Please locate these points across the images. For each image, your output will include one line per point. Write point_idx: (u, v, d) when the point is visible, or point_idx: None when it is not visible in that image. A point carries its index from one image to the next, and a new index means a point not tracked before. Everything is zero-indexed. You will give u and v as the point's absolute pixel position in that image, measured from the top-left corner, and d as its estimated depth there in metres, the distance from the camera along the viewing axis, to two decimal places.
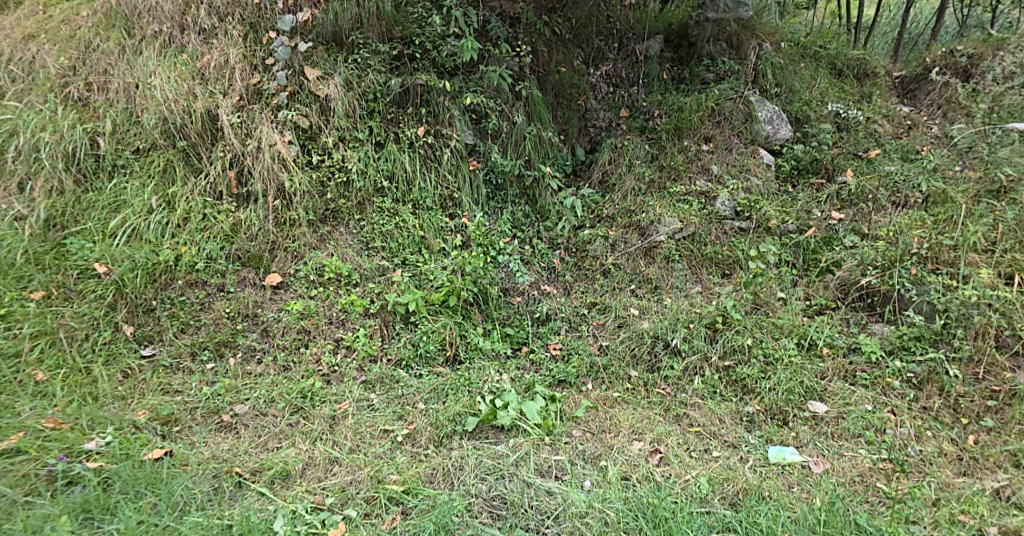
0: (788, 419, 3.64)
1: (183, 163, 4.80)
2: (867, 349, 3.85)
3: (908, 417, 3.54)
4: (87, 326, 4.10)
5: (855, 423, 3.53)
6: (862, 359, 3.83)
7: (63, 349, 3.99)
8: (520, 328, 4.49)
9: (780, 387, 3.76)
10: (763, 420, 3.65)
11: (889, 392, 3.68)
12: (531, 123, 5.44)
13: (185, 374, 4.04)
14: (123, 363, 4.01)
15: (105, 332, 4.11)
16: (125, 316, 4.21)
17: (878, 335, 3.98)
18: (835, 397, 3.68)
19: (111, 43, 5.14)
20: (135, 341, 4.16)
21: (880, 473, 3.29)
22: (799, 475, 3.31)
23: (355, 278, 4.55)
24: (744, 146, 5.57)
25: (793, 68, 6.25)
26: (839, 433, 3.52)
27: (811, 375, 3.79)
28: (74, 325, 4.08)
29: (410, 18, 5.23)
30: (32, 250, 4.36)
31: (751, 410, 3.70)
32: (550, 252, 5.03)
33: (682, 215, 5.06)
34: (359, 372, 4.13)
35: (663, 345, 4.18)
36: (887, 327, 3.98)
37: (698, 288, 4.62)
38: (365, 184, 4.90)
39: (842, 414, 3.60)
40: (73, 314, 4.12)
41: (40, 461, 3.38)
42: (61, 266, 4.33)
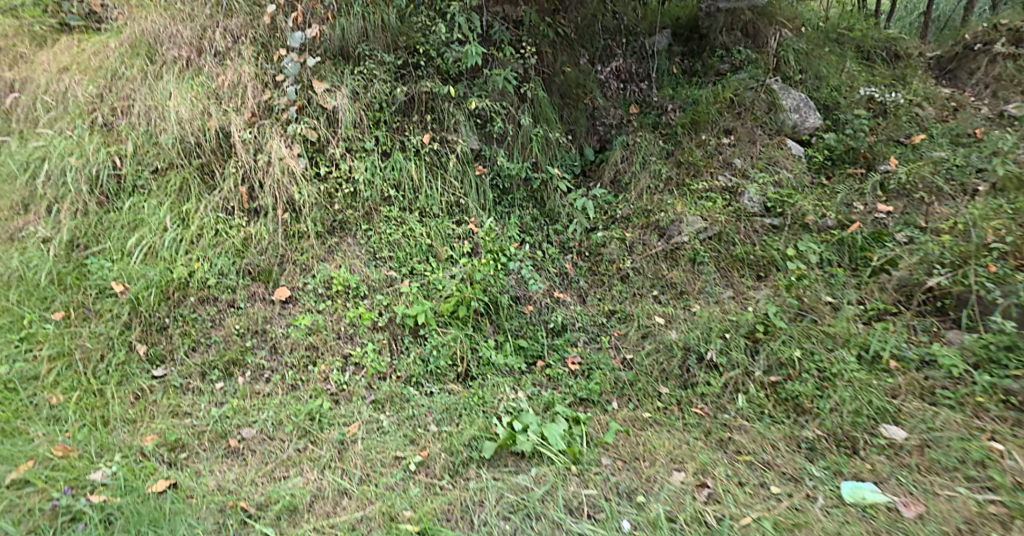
0: (858, 447, 3.15)
1: (199, 181, 4.33)
2: (946, 363, 3.37)
3: (1014, 445, 2.95)
4: (102, 346, 3.67)
5: (949, 454, 2.99)
6: (942, 375, 3.34)
7: (78, 372, 3.57)
8: (535, 339, 4.06)
9: (844, 407, 3.30)
10: (826, 448, 3.18)
11: (984, 415, 3.14)
12: (539, 124, 5.00)
13: (195, 395, 3.60)
14: (135, 385, 3.58)
15: (120, 352, 3.67)
16: (140, 335, 3.77)
17: (954, 345, 3.49)
18: (913, 421, 3.19)
19: (135, 71, 4.63)
20: (148, 361, 3.70)
21: (994, 520, 2.68)
22: (885, 519, 2.74)
23: (364, 290, 4.10)
24: (770, 137, 5.12)
25: (818, 54, 5.80)
26: (926, 466, 2.98)
27: (880, 394, 3.31)
28: (90, 345, 3.66)
29: (414, 28, 4.83)
30: (56, 270, 3.91)
31: (811, 435, 3.24)
32: (560, 257, 4.61)
33: (706, 213, 4.64)
34: (368, 391, 3.70)
35: (694, 360, 3.77)
36: (967, 335, 3.49)
37: (730, 293, 4.17)
38: (372, 195, 4.45)
39: (926, 443, 3.08)
40: (89, 335, 3.70)
41: (45, 494, 3.00)
42: (81, 285, 3.89)
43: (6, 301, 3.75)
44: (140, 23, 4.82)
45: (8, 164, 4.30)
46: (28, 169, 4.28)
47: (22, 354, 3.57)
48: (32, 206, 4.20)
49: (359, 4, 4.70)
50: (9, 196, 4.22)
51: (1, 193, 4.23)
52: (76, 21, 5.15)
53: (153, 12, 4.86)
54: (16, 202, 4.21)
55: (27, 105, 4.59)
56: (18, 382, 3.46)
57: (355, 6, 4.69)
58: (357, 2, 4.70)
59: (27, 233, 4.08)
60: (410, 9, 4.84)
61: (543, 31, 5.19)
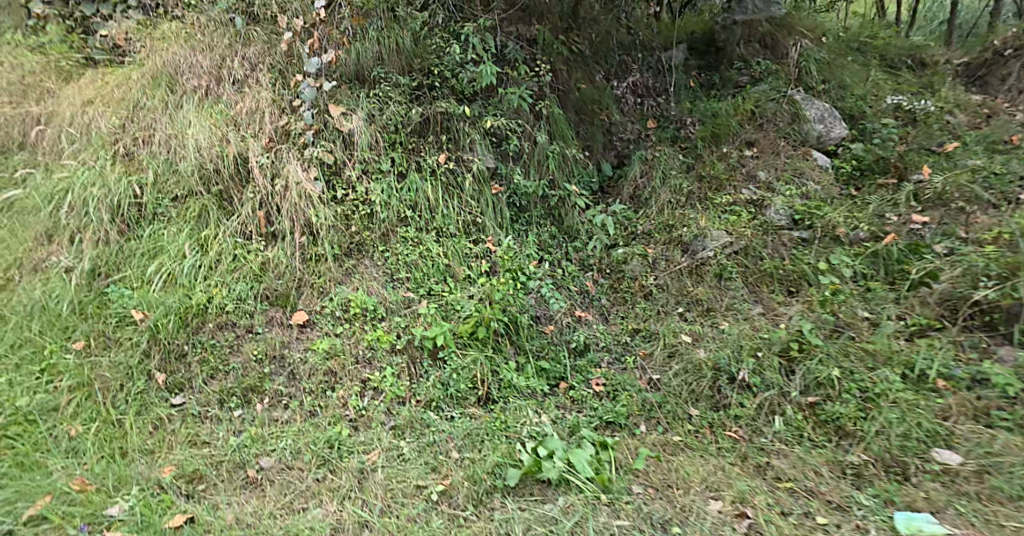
0: (911, 474, 2.99)
1: (218, 207, 4.30)
2: (999, 382, 3.22)
3: None
4: (121, 376, 3.60)
5: (1011, 482, 2.85)
6: (996, 394, 3.19)
7: (97, 403, 3.50)
8: (557, 361, 3.93)
9: (891, 429, 3.14)
10: (873, 475, 3.02)
11: None
12: (554, 141, 4.91)
13: (213, 423, 3.52)
14: (153, 414, 3.51)
15: (139, 382, 3.61)
16: (159, 364, 3.71)
17: (1007, 362, 3.34)
18: (968, 444, 3.04)
19: (156, 101, 4.63)
20: (167, 390, 3.64)
21: None
22: None
23: (382, 312, 4.02)
24: (794, 149, 5.01)
25: (840, 64, 5.69)
26: (986, 494, 2.84)
27: (930, 416, 3.17)
28: (110, 376, 3.59)
29: (429, 49, 4.80)
30: (77, 299, 3.86)
31: (857, 461, 3.08)
32: (581, 274, 4.49)
33: (731, 227, 4.50)
34: (387, 416, 3.60)
35: (726, 380, 3.62)
36: (1020, 353, 3.33)
37: (760, 309, 4.04)
38: (389, 216, 4.38)
39: (984, 469, 2.93)
40: (109, 365, 3.63)
41: (61, 532, 2.93)
42: (102, 314, 3.83)
43: (28, 332, 3.71)
44: (162, 55, 4.82)
45: (33, 196, 4.27)
46: (54, 200, 4.23)
47: (42, 386, 3.51)
48: (56, 236, 4.14)
49: (374, 30, 4.74)
50: (32, 227, 4.15)
51: (24, 225, 4.17)
52: (100, 55, 5.16)
53: (174, 44, 4.87)
54: (40, 232, 4.14)
55: (53, 139, 4.58)
56: (38, 412, 3.40)
57: (371, 32, 4.73)
58: (372, 28, 4.74)
59: (50, 263, 4.02)
60: (424, 31, 4.84)
61: (557, 49, 5.09)
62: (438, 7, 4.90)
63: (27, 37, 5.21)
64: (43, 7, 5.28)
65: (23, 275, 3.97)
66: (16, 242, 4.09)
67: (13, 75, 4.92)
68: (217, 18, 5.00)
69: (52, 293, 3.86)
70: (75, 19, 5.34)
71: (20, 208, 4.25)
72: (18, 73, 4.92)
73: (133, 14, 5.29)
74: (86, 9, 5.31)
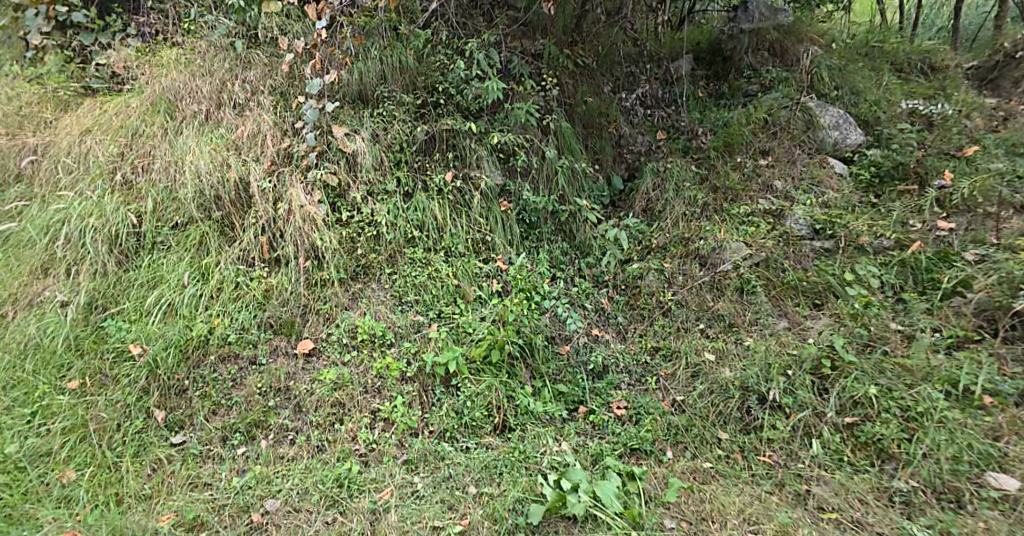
0: (965, 500, 2.90)
1: (219, 234, 4.19)
2: None
3: None
4: (118, 415, 3.48)
5: None
6: None
7: (91, 445, 3.37)
8: (575, 384, 3.79)
9: (941, 453, 3.03)
10: (925, 503, 2.93)
11: None
12: (563, 156, 4.80)
13: (215, 463, 3.38)
14: (151, 455, 3.37)
15: (137, 420, 3.48)
16: (158, 400, 3.57)
17: None
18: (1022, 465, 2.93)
19: (155, 128, 4.54)
20: (166, 427, 3.50)
21: None
22: None
23: (391, 337, 3.88)
24: (810, 156, 4.88)
25: (853, 68, 5.55)
26: None
27: (979, 436, 3.05)
28: (105, 415, 3.47)
29: (433, 67, 4.70)
30: (73, 336, 3.74)
31: (905, 487, 2.99)
32: (596, 291, 4.33)
33: (750, 238, 4.36)
34: (400, 450, 3.46)
35: (756, 401, 3.50)
36: None
37: (785, 323, 3.90)
38: (395, 237, 4.26)
39: None
40: (106, 404, 3.51)
41: None
42: (98, 350, 3.71)
43: (22, 372, 3.60)
44: (159, 81, 4.74)
45: (28, 228, 4.17)
46: (49, 233, 4.12)
47: (34, 430, 3.39)
48: (52, 269, 4.03)
49: (376, 48, 4.65)
50: (28, 260, 4.05)
51: (20, 259, 4.07)
52: (98, 84, 5.11)
53: (172, 69, 4.79)
54: (35, 266, 4.03)
55: (49, 169, 4.49)
56: (26, 459, 3.30)
57: (371, 50, 4.65)
58: (373, 46, 4.65)
59: (45, 297, 3.90)
60: (427, 49, 4.73)
61: (563, 64, 5.00)
62: (441, 25, 4.80)
63: (26, 69, 5.18)
64: (41, 37, 5.18)
65: (18, 312, 3.87)
66: (11, 277, 4.00)
67: (10, 107, 4.90)
68: (217, 44, 4.87)
69: (44, 329, 3.74)
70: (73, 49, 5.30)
71: (16, 241, 4.16)
72: (14, 105, 4.91)
73: (132, 41, 5.21)
74: (83, 38, 5.21)
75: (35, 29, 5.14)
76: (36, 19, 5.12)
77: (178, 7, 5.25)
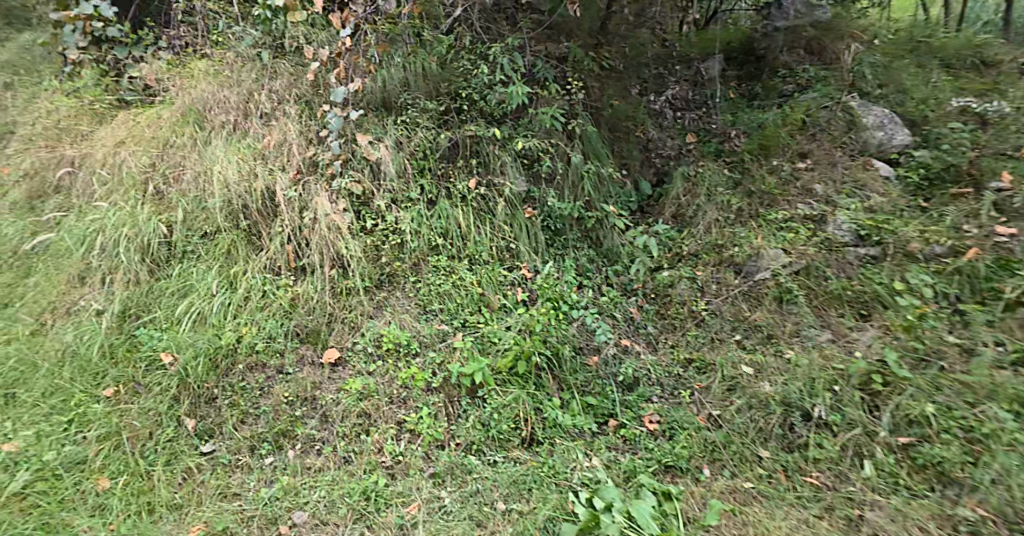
0: None
1: (246, 243, 4.14)
2: None
3: None
4: (151, 423, 3.41)
5: None
6: None
7: (125, 453, 3.29)
8: (604, 397, 3.64)
9: (1011, 479, 2.81)
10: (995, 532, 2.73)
11: None
12: (589, 161, 4.58)
13: (244, 473, 3.31)
14: (182, 464, 3.30)
15: (168, 428, 3.41)
16: (189, 409, 3.51)
17: None
18: None
19: (186, 138, 4.54)
20: (197, 436, 3.44)
21: None
22: None
23: (416, 347, 3.78)
24: (852, 159, 4.64)
25: (898, 66, 5.31)
26: None
27: None
28: (139, 424, 3.40)
29: (456, 72, 4.62)
30: (107, 344, 3.70)
31: (972, 516, 2.79)
32: (625, 300, 4.17)
33: (788, 245, 4.14)
34: (426, 463, 3.34)
35: (800, 417, 3.33)
36: None
37: (828, 335, 3.69)
38: (419, 244, 4.17)
39: None
40: (139, 412, 3.44)
41: None
42: (132, 358, 3.66)
43: (60, 379, 3.54)
44: (190, 92, 4.73)
45: (66, 237, 4.18)
46: (85, 243, 4.12)
47: (71, 437, 3.31)
48: (88, 278, 4.01)
49: (399, 55, 4.59)
50: (66, 269, 4.05)
51: (59, 268, 4.07)
52: (131, 96, 5.12)
53: (202, 80, 4.78)
54: (72, 274, 4.02)
55: (84, 181, 4.51)
56: (65, 467, 3.20)
57: (395, 57, 4.59)
58: (397, 53, 4.60)
59: (82, 306, 3.88)
60: (450, 54, 4.68)
61: (588, 68, 4.80)
62: (464, 29, 4.75)
63: (64, 83, 5.30)
64: (78, 51, 5.26)
65: (57, 320, 3.84)
66: (50, 285, 3.98)
67: (50, 119, 4.99)
68: (245, 54, 4.89)
69: (79, 336, 3.71)
70: (109, 63, 5.34)
71: (55, 251, 4.17)
72: (54, 117, 5.00)
73: (163, 54, 5.22)
74: (117, 50, 5.23)
75: (72, 44, 5.22)
76: (74, 34, 5.20)
77: (206, 18, 5.20)
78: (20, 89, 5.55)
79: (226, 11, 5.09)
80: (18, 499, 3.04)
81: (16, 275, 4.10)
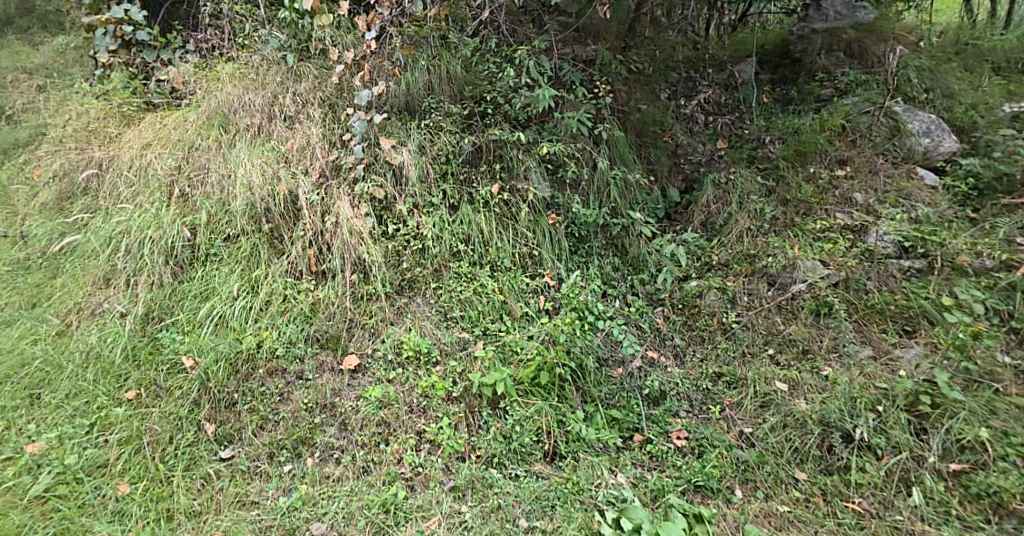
0: None
1: (268, 246, 4.09)
2: None
3: None
4: (170, 428, 3.35)
5: None
6: None
7: (145, 458, 3.24)
8: (630, 410, 3.50)
9: None
10: None
11: None
12: (616, 166, 4.48)
13: (262, 481, 3.23)
14: (201, 470, 3.23)
15: (188, 432, 3.36)
16: (208, 413, 3.45)
17: None
18: None
19: (210, 141, 4.51)
20: (216, 441, 3.37)
21: None
22: None
23: (436, 355, 3.68)
24: (894, 166, 4.44)
25: (943, 70, 5.10)
26: None
27: None
28: (159, 428, 3.34)
29: (480, 75, 4.54)
30: (129, 346, 3.66)
31: None
32: (650, 310, 4.01)
33: (826, 255, 3.95)
34: (446, 475, 3.23)
35: (839, 437, 3.16)
36: None
37: (869, 352, 3.52)
38: (441, 249, 4.06)
39: None
40: (159, 416, 3.39)
41: None
42: (153, 361, 3.61)
43: (83, 381, 3.51)
44: (215, 95, 4.70)
45: (92, 239, 4.16)
46: (111, 244, 4.10)
47: (92, 440, 3.27)
48: (113, 280, 4.00)
49: (425, 58, 4.48)
50: (92, 270, 4.04)
51: (84, 270, 4.06)
52: (159, 100, 5.14)
53: (227, 83, 4.76)
54: (97, 276, 4.01)
55: (111, 183, 4.51)
56: (86, 471, 3.16)
57: (420, 59, 4.48)
58: (422, 56, 4.48)
59: (106, 308, 3.85)
60: (475, 57, 4.58)
61: (616, 71, 4.66)
62: (490, 32, 4.62)
63: (95, 86, 5.32)
64: (109, 55, 5.25)
65: (81, 321, 3.82)
66: (76, 286, 3.98)
67: (80, 122, 5.02)
68: (270, 57, 4.85)
69: (102, 338, 3.68)
70: (138, 66, 5.36)
71: (81, 252, 4.17)
72: (83, 120, 5.03)
73: (191, 58, 5.25)
74: (147, 54, 5.23)
75: (103, 47, 5.18)
76: (105, 38, 5.16)
77: (233, 22, 5.20)
78: (52, 93, 5.60)
79: (253, 15, 5.07)
80: (40, 503, 3.01)
81: (44, 276, 4.10)
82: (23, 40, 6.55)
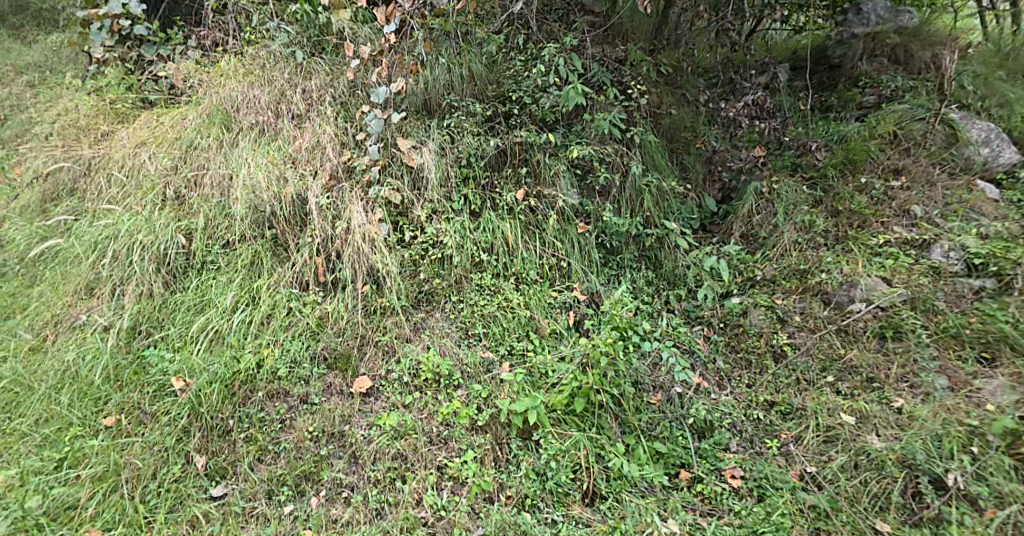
0: None
1: (272, 255, 3.66)
2: None
3: None
4: (154, 461, 2.93)
5: None
6: None
7: (123, 498, 2.81)
8: (676, 443, 3.10)
9: None
10: None
11: None
12: (650, 173, 4.11)
13: (259, 526, 2.80)
14: (189, 511, 2.81)
15: (174, 466, 2.93)
16: (198, 443, 3.02)
17: None
18: None
19: (211, 140, 4.08)
20: (206, 476, 2.94)
21: None
22: None
23: (458, 378, 3.26)
24: (952, 177, 4.12)
25: (997, 77, 4.79)
26: None
27: None
28: (141, 462, 2.91)
29: (506, 74, 4.13)
30: (112, 364, 3.23)
31: None
32: (688, 328, 3.65)
33: (889, 272, 3.60)
34: (473, 522, 2.80)
35: (929, 483, 2.80)
36: None
37: (945, 382, 3.17)
38: (462, 259, 3.65)
39: None
40: (141, 447, 2.96)
41: None
42: (139, 382, 3.18)
43: (56, 405, 3.08)
44: (216, 90, 4.29)
45: (75, 244, 3.73)
46: (96, 250, 3.66)
47: (60, 478, 2.83)
48: (97, 289, 3.55)
49: (446, 56, 4.18)
50: (73, 280, 3.59)
51: (64, 278, 3.62)
52: (155, 96, 4.71)
53: (231, 79, 4.34)
54: (79, 285, 3.56)
55: (99, 183, 4.07)
56: (50, 515, 2.72)
57: (441, 56, 4.17)
58: (443, 54, 4.19)
59: (86, 320, 3.40)
60: (500, 55, 4.19)
61: (647, 73, 4.33)
62: (517, 29, 4.28)
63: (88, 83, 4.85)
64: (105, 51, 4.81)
65: (58, 336, 3.37)
66: (54, 297, 3.53)
67: (67, 119, 4.58)
68: (275, 53, 4.39)
69: (80, 356, 3.25)
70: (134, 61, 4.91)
71: (62, 258, 3.73)
72: (70, 116, 4.60)
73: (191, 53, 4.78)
74: (145, 50, 4.79)
75: (98, 42, 4.76)
76: (101, 33, 4.73)
77: (238, 17, 4.75)
78: (41, 89, 5.16)
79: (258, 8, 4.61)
80: None
81: (21, 284, 3.67)
82: (15, 37, 6.07)
